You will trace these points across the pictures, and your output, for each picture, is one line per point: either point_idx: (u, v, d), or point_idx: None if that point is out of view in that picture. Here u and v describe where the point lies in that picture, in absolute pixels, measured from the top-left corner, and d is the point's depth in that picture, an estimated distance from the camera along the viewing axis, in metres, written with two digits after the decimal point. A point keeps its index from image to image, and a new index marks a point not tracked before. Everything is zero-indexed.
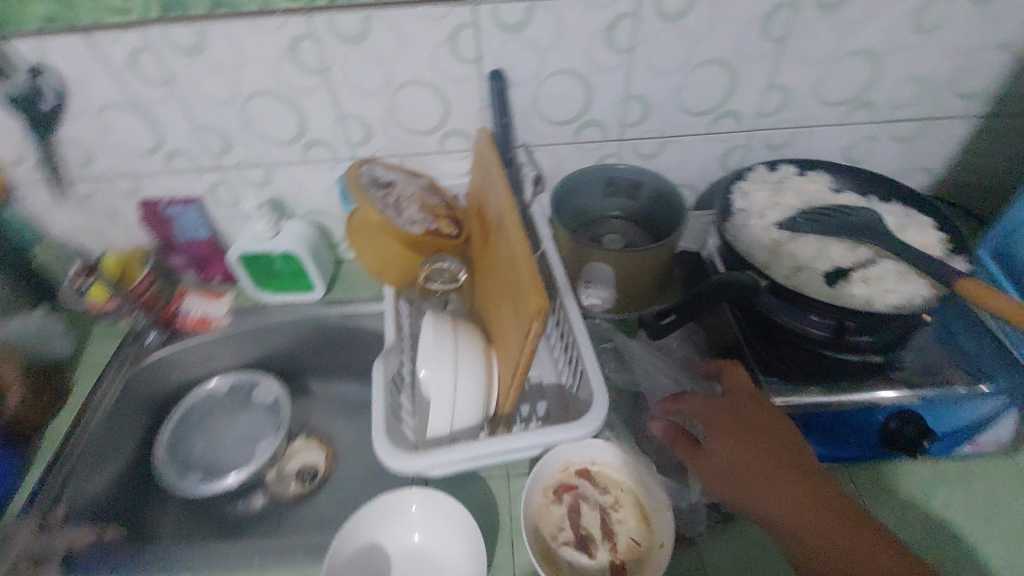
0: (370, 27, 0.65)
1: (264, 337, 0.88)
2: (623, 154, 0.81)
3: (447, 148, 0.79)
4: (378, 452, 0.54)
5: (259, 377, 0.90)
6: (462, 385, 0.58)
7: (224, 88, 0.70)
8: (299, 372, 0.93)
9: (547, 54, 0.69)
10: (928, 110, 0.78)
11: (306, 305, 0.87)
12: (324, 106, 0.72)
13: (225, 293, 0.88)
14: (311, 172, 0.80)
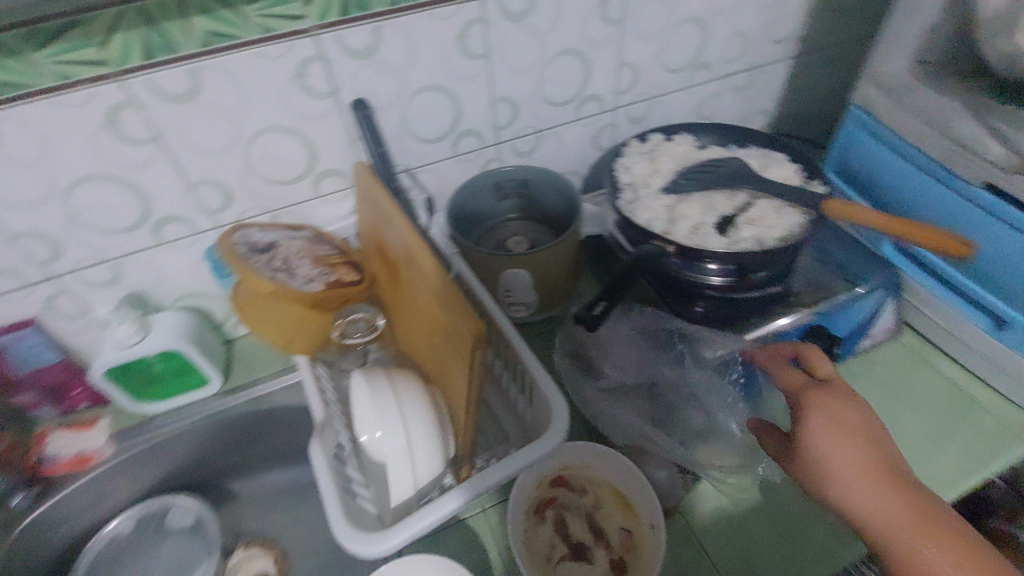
0: (201, 80, 0.58)
1: (162, 455, 0.76)
2: (504, 156, 0.80)
3: (323, 192, 0.72)
4: (342, 540, 0.48)
5: (171, 499, 0.79)
6: (415, 438, 0.53)
7: (35, 184, 0.58)
8: (216, 479, 0.82)
9: (405, 73, 0.66)
10: (756, 60, 0.86)
11: (205, 403, 0.76)
12: (167, 177, 0.63)
13: (99, 419, 0.74)
14: (172, 253, 0.69)
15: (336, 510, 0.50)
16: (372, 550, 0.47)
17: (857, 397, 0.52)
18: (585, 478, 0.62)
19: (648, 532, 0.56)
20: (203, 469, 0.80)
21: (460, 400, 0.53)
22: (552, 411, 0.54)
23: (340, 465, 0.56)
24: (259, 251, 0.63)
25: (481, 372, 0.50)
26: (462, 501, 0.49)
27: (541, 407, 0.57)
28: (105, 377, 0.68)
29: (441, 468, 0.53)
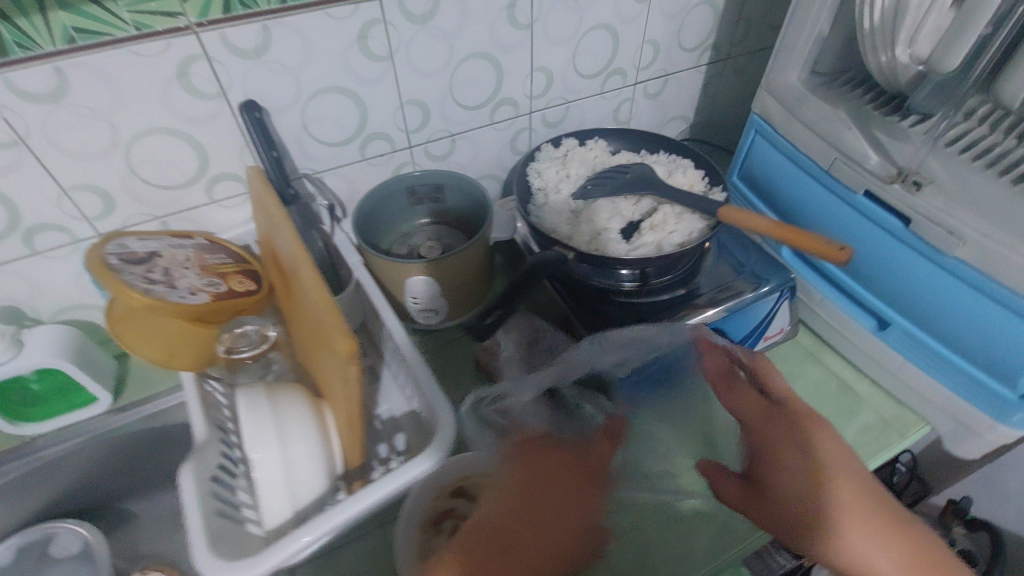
0: (66, 79, 0.64)
1: (49, 479, 0.85)
2: (416, 158, 0.94)
3: (217, 197, 0.84)
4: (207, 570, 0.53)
5: (56, 526, 0.89)
6: (293, 454, 0.61)
7: None
8: (108, 502, 0.92)
9: (303, 75, 0.76)
10: (666, 68, 1.04)
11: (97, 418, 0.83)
12: (100, 169, 0.73)
13: None
14: (50, 264, 0.78)
15: (200, 529, 0.56)
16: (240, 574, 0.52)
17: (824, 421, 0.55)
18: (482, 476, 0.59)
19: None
20: (130, 454, 0.88)
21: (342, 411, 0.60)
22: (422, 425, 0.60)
23: (227, 476, 0.65)
24: (135, 261, 0.71)
25: (359, 390, 0.54)
26: (334, 521, 0.55)
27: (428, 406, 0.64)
28: None
29: (322, 481, 0.63)
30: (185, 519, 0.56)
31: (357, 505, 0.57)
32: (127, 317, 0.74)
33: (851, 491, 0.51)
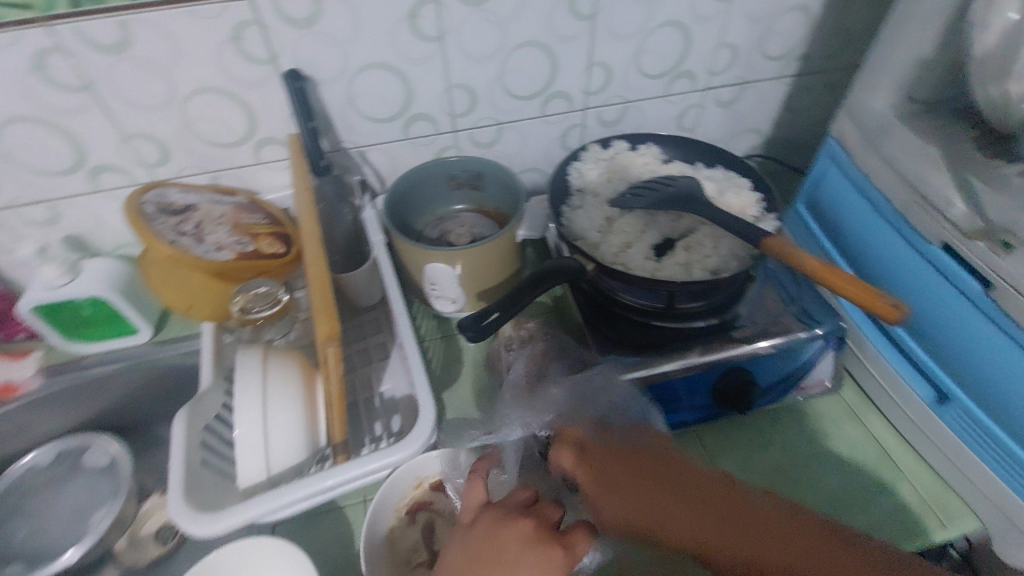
0: (278, 50, 0.56)
1: (95, 394, 0.71)
2: (587, 124, 0.74)
3: (265, 160, 0.65)
4: (176, 515, 0.43)
5: (91, 438, 0.73)
6: (278, 414, 0.47)
7: (19, 97, 0.53)
8: (143, 424, 0.76)
9: (509, 26, 0.61)
10: (834, 80, 0.78)
11: (134, 352, 0.69)
12: (165, 115, 0.58)
13: (33, 350, 0.68)
14: (110, 201, 0.64)
15: (179, 475, 0.44)
16: (200, 528, 0.42)
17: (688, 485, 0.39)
18: (479, 501, 0.43)
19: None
20: (128, 412, 0.74)
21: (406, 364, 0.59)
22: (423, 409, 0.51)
23: (221, 430, 0.52)
24: (172, 211, 0.56)
25: (342, 372, 0.46)
26: (310, 486, 0.45)
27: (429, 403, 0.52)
28: (35, 314, 0.62)
29: (306, 452, 0.48)
30: (169, 460, 0.45)
31: (338, 472, 0.46)
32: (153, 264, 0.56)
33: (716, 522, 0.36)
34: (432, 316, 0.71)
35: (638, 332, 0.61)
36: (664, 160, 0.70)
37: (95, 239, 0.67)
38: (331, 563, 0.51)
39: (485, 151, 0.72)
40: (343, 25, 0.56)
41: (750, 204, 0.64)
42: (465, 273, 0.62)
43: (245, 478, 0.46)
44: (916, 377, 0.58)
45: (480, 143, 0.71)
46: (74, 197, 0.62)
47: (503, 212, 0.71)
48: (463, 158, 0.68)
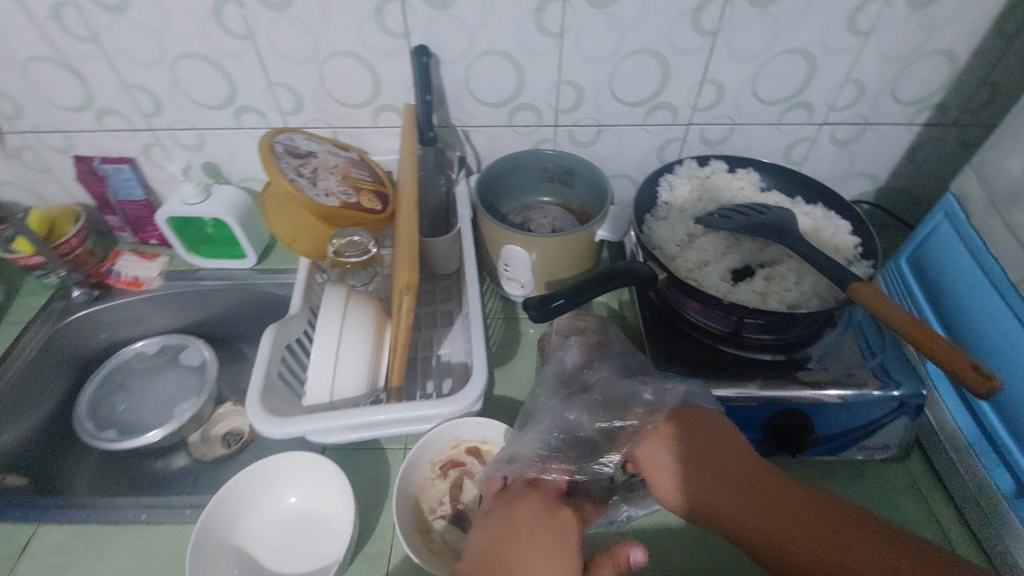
0: (412, 26, 0.61)
1: (200, 302, 0.80)
2: (688, 141, 0.74)
3: (381, 125, 0.71)
4: (250, 415, 0.48)
5: (190, 339, 0.83)
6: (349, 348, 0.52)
7: (196, 38, 0.62)
8: (232, 338, 0.85)
9: (629, 32, 0.62)
10: (971, 135, 0.72)
11: (238, 273, 0.78)
12: (306, 70, 0.65)
13: (161, 255, 0.79)
14: (246, 139, 0.72)
15: (258, 381, 0.50)
16: (269, 430, 0.47)
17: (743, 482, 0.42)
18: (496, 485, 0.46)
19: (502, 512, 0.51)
20: (222, 324, 0.84)
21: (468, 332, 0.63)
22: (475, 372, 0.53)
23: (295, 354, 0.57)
24: (294, 154, 0.61)
25: (413, 322, 0.50)
26: (364, 417, 0.49)
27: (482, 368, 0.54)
28: (168, 224, 0.73)
29: (366, 388, 0.52)
30: (253, 369, 0.50)
31: (390, 412, 0.50)
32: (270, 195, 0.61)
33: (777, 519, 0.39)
34: (499, 297, 0.74)
35: (698, 350, 0.60)
36: (761, 188, 0.69)
37: (228, 169, 0.76)
38: (367, 496, 0.55)
39: (582, 150, 0.74)
40: (474, 10, 0.60)
41: (845, 246, 0.62)
42: (539, 260, 0.64)
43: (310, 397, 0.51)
44: (995, 464, 0.52)
45: (578, 141, 0.73)
46: (219, 130, 0.71)
47: (586, 212, 0.73)
48: (559, 153, 0.70)
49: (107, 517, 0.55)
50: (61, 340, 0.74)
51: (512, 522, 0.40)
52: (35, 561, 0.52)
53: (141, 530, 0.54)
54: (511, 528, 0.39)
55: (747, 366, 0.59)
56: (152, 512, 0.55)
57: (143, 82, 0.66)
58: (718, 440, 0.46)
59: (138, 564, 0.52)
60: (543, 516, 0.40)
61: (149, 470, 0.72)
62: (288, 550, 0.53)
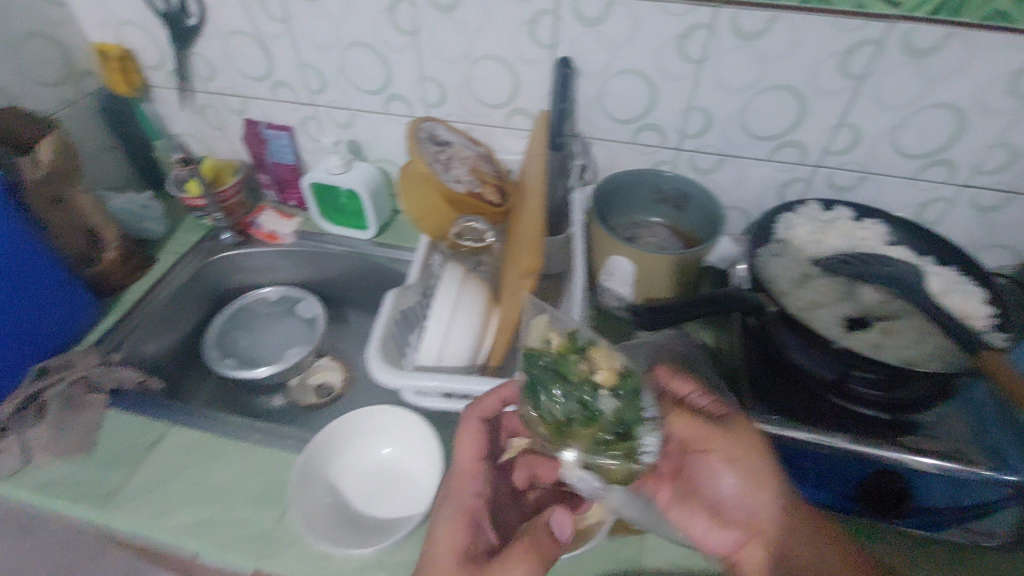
0: (559, 38, 0.65)
1: (319, 261, 0.89)
2: (813, 182, 0.72)
3: (510, 126, 0.76)
4: (368, 365, 0.53)
5: (306, 294, 0.90)
6: (461, 321, 0.56)
7: (367, 29, 0.70)
8: (339, 300, 0.94)
9: (770, 67, 0.63)
10: None
11: (358, 242, 0.87)
12: (456, 68, 0.71)
13: (296, 216, 0.90)
14: (389, 124, 0.80)
15: (376, 337, 0.55)
16: (383, 380, 0.52)
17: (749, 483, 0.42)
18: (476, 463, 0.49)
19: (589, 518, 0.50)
20: (335, 287, 0.93)
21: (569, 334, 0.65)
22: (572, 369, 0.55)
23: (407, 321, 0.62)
24: (435, 140, 0.67)
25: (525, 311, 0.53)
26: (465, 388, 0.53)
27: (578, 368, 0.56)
28: (310, 189, 0.82)
29: (470, 360, 0.56)
30: (373, 327, 0.56)
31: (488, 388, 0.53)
32: (406, 173, 0.66)
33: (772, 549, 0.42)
34: (594, 305, 0.76)
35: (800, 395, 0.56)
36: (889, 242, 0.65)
37: (367, 148, 0.84)
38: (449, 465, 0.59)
39: (702, 176, 0.74)
40: (621, 30, 0.63)
41: (977, 314, 0.57)
42: (643, 275, 0.66)
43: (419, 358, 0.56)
44: None
45: (699, 168, 0.74)
46: (368, 112, 0.79)
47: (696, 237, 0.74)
48: (676, 175, 0.71)
49: (220, 430, 0.62)
50: (206, 275, 0.85)
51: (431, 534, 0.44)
52: (164, 454, 0.61)
53: (250, 449, 0.61)
54: (430, 540, 0.44)
55: (850, 419, 0.54)
56: (259, 436, 0.62)
57: (315, 62, 0.75)
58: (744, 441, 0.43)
59: (244, 476, 0.59)
60: (445, 521, 0.44)
61: (256, 402, 0.83)
62: (370, 499, 0.58)
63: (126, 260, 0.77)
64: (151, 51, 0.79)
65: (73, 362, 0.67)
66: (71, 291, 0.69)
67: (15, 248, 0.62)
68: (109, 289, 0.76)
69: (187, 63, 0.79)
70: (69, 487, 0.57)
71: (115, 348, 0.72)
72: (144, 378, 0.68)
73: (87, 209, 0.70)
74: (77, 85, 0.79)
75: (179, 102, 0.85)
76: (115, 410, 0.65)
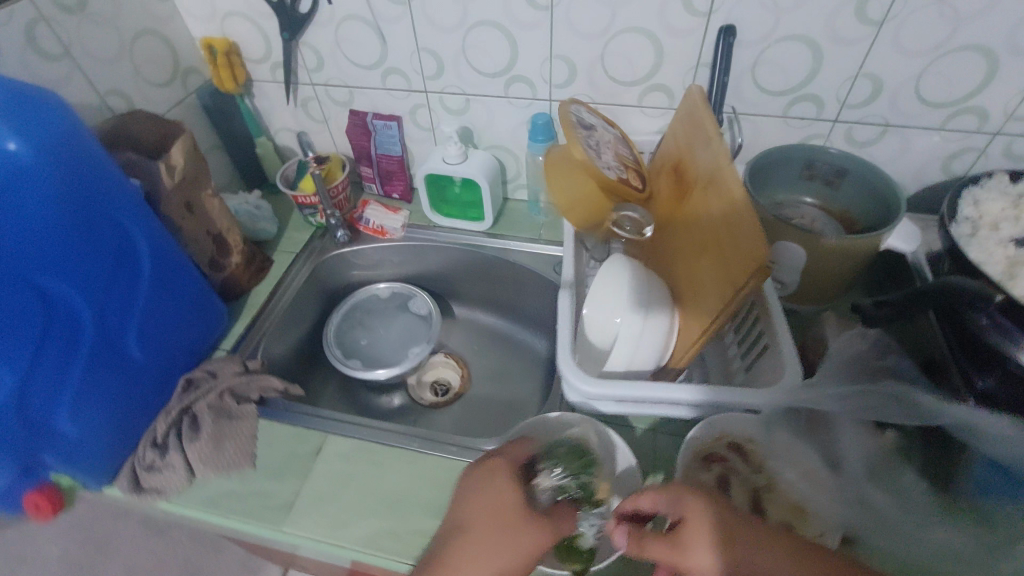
0: (718, 4, 0.59)
1: (426, 255, 0.87)
2: (988, 152, 0.65)
3: (645, 105, 0.70)
4: (563, 371, 0.54)
5: (417, 290, 0.88)
6: (647, 328, 0.53)
7: (495, 7, 0.65)
8: (447, 294, 0.92)
9: (964, 25, 0.56)
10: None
11: (471, 235, 0.84)
12: (592, 44, 0.66)
13: (402, 209, 0.87)
14: (508, 108, 0.75)
15: (565, 347, 0.54)
16: (582, 388, 0.52)
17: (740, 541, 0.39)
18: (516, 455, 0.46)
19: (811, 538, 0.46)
20: (444, 281, 0.90)
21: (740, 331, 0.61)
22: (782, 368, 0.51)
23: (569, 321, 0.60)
24: (585, 125, 0.62)
25: (729, 316, 0.48)
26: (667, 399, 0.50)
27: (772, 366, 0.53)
28: (424, 181, 0.79)
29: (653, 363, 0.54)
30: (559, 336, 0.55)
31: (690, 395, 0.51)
32: (555, 167, 0.63)
33: None
34: None
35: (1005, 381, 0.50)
36: None
37: (480, 135, 0.80)
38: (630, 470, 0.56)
39: (856, 150, 0.69)
40: None
41: None
42: (811, 262, 0.61)
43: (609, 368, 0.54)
44: None
45: (855, 140, 0.69)
46: (486, 97, 0.74)
47: (851, 215, 0.68)
48: (835, 151, 0.66)
49: (375, 437, 0.61)
50: (321, 274, 0.84)
51: (458, 508, 0.43)
52: (326, 464, 0.59)
53: (413, 456, 0.59)
54: (470, 501, 0.43)
55: None
56: (418, 441, 0.61)
57: (434, 45, 0.70)
58: (713, 519, 0.39)
59: (414, 485, 0.57)
60: (487, 488, 0.43)
61: (377, 403, 0.82)
62: None
63: (249, 262, 0.76)
64: (256, 43, 0.75)
65: (218, 373, 0.65)
66: (206, 304, 0.67)
67: (162, 268, 0.60)
68: (235, 292, 0.75)
69: (294, 54, 0.75)
70: (239, 500, 0.57)
71: (252, 354, 0.71)
72: (287, 385, 0.67)
73: (215, 213, 0.68)
74: (185, 82, 0.77)
75: (282, 96, 0.81)
76: (265, 419, 0.64)
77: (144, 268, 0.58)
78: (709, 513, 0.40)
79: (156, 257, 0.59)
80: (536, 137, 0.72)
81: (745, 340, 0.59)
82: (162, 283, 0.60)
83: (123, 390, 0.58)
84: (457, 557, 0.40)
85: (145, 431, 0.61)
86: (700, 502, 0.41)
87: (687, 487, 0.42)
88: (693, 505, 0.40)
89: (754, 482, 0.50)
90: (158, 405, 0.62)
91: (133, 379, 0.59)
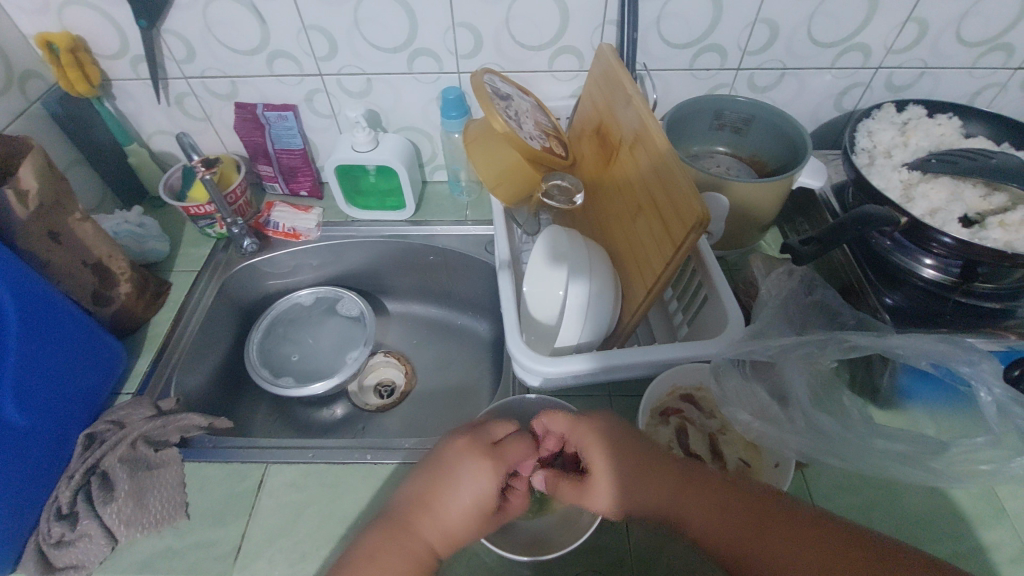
0: None
1: (346, 252, 0.81)
2: (871, 86, 0.71)
3: (556, 69, 0.69)
4: (517, 353, 0.50)
5: (343, 290, 0.83)
6: (593, 296, 0.52)
7: None
8: (376, 290, 0.87)
9: None
10: None
11: (393, 224, 0.79)
12: (495, 8, 0.62)
13: (314, 207, 0.80)
14: (414, 85, 0.70)
15: (513, 324, 0.52)
16: (538, 367, 0.49)
17: (628, 455, 0.42)
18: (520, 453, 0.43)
19: (770, 471, 0.48)
20: (370, 276, 0.85)
21: (678, 286, 0.62)
22: (726, 317, 0.52)
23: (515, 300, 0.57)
24: (500, 95, 0.58)
25: (674, 271, 0.48)
26: (628, 362, 0.50)
27: (714, 316, 0.54)
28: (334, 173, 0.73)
29: (603, 330, 0.53)
30: (506, 314, 0.53)
31: (649, 355, 0.51)
32: (481, 140, 0.60)
33: (706, 500, 0.38)
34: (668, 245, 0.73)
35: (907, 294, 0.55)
36: (965, 134, 0.63)
37: (388, 117, 0.75)
38: None
39: (758, 95, 0.72)
40: None
41: None
42: (734, 207, 0.62)
43: (562, 343, 0.52)
44: None
45: (757, 86, 0.71)
46: (389, 74, 0.69)
47: (761, 159, 0.71)
48: (737, 98, 0.67)
49: (324, 456, 0.56)
50: (231, 289, 0.76)
51: (438, 480, 0.41)
52: (274, 497, 0.54)
53: (370, 468, 0.55)
54: (444, 475, 0.41)
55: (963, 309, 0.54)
56: (372, 453, 0.57)
57: (322, 22, 0.63)
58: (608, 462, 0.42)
59: (377, 498, 0.53)
60: (470, 466, 0.41)
61: (319, 417, 0.76)
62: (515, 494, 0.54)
63: (143, 289, 0.66)
64: (108, 35, 0.64)
65: (126, 422, 0.57)
66: (97, 344, 0.58)
67: (33, 312, 0.51)
68: (131, 324, 0.65)
69: (157, 44, 0.65)
70: (177, 557, 0.50)
71: (163, 392, 0.63)
72: (211, 419, 0.59)
73: (89, 239, 0.58)
74: (23, 90, 0.64)
75: (151, 94, 0.71)
76: (191, 461, 0.57)
77: (5, 314, 0.49)
78: (610, 462, 0.42)
79: (20, 301, 0.50)
80: (449, 113, 0.68)
81: (685, 295, 0.61)
82: (36, 329, 0.51)
83: (7, 463, 0.48)
84: (419, 526, 0.40)
85: (46, 502, 0.52)
86: (598, 446, 0.42)
87: (595, 434, 0.43)
88: (592, 451, 0.43)
89: (708, 429, 0.53)
90: (57, 470, 0.53)
91: (21, 447, 0.50)
